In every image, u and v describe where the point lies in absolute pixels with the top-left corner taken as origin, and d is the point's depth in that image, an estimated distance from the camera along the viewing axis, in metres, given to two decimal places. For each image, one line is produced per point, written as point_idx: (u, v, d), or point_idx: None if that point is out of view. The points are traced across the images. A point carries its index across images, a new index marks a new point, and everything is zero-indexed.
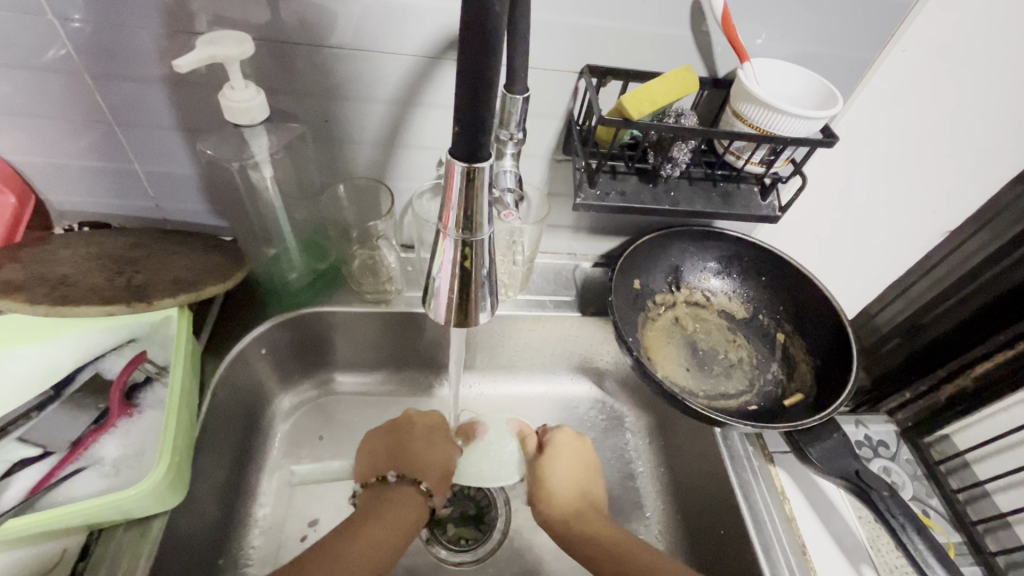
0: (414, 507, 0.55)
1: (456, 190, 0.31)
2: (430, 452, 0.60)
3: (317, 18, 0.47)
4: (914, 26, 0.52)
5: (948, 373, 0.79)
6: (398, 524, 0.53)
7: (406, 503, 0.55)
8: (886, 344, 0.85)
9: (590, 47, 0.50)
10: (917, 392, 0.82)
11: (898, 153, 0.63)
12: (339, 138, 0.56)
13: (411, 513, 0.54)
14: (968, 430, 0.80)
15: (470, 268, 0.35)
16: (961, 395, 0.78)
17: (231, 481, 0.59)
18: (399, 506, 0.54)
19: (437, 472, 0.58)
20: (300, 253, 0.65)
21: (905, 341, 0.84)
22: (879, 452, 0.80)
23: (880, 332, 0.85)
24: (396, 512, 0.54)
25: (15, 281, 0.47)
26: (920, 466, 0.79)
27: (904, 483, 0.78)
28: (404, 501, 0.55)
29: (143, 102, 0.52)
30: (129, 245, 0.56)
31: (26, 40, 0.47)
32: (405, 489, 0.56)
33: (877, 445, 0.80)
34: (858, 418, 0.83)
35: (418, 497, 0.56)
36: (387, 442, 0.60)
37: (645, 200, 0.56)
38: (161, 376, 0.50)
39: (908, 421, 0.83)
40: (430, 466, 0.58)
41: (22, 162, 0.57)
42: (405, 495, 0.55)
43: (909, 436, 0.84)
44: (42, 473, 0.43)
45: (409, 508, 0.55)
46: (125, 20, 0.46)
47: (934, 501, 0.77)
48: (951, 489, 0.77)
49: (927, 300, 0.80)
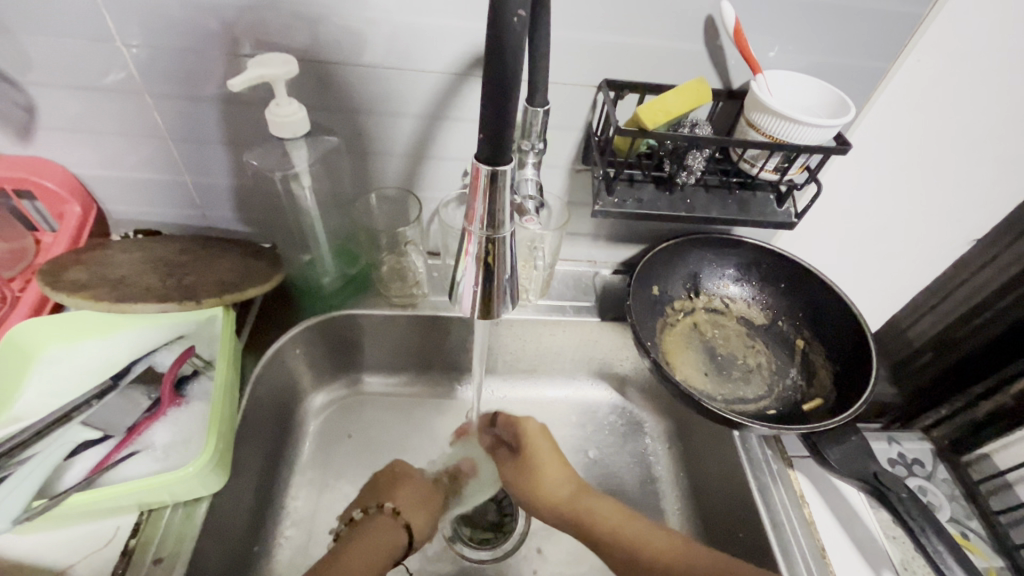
0: (384, 533, 0.54)
1: (481, 191, 0.34)
2: (397, 484, 0.60)
3: (353, 40, 0.51)
4: (926, 36, 0.53)
5: (985, 391, 0.79)
6: (373, 550, 0.52)
7: (377, 528, 0.54)
8: (919, 359, 0.84)
9: (607, 62, 0.53)
10: (953, 408, 0.82)
11: (916, 162, 0.64)
12: (372, 151, 0.60)
13: (381, 538, 0.54)
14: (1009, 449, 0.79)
15: (492, 264, 0.38)
16: (1002, 413, 0.78)
17: (267, 473, 0.62)
18: (370, 534, 0.54)
19: (401, 496, 0.58)
20: (333, 259, 0.68)
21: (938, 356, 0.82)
22: (914, 471, 0.82)
23: (911, 346, 0.84)
24: (367, 540, 0.53)
25: (81, 281, 0.52)
26: (957, 486, 0.81)
27: (941, 503, 0.79)
28: (374, 528, 0.54)
29: (196, 118, 0.57)
30: (178, 251, 0.60)
31: (97, 65, 0.53)
32: (379, 519, 0.55)
33: (912, 464, 0.83)
34: (891, 436, 0.86)
35: (385, 522, 0.55)
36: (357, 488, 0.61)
37: (662, 207, 0.58)
38: (208, 370, 0.54)
39: (944, 439, 0.84)
40: (395, 493, 0.58)
41: (87, 175, 0.63)
42: (371, 523, 0.55)
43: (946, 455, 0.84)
44: (101, 455, 0.47)
45: (379, 537, 0.54)
46: (183, 45, 0.51)
47: (973, 523, 0.78)
48: (992, 511, 0.78)
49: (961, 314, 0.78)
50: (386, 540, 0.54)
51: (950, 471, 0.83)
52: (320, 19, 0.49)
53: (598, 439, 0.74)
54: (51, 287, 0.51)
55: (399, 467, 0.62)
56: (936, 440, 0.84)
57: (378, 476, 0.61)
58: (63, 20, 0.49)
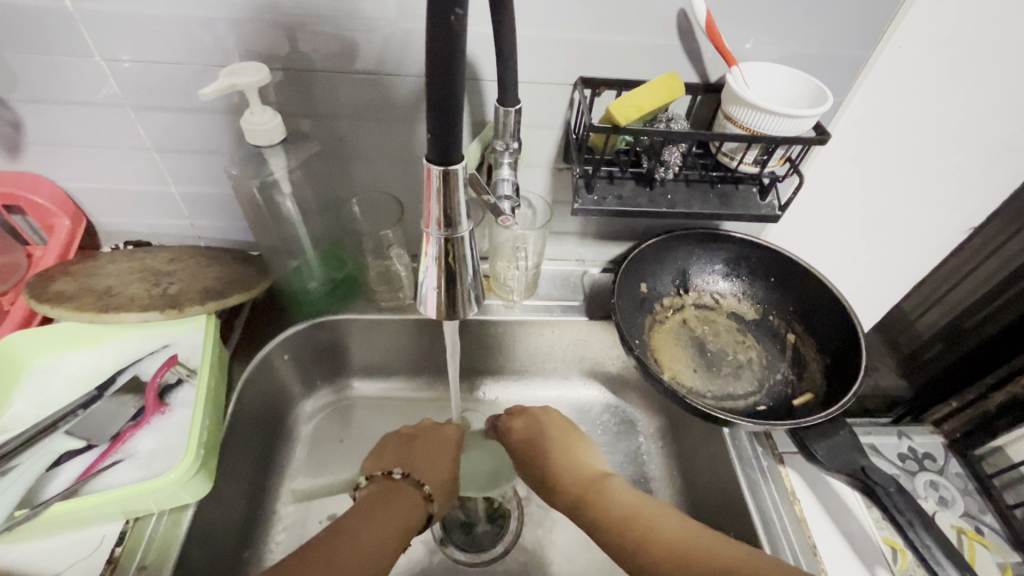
0: (410, 506, 0.53)
1: (434, 193, 0.34)
2: (435, 457, 0.59)
3: (326, 46, 0.51)
4: (907, 21, 0.52)
5: (995, 382, 0.80)
6: (397, 518, 0.51)
7: (406, 501, 0.53)
8: (928, 351, 0.86)
9: (581, 59, 0.53)
10: (964, 402, 0.83)
11: (904, 150, 0.63)
12: (353, 157, 0.61)
13: (411, 514, 0.53)
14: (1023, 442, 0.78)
15: (454, 263, 0.38)
16: (1014, 404, 0.78)
17: (257, 480, 0.62)
18: (393, 503, 0.53)
19: (439, 477, 0.57)
20: (320, 263, 0.67)
21: (947, 349, 0.84)
22: (925, 465, 0.82)
23: (920, 339, 0.86)
24: (397, 508, 0.53)
25: (66, 293, 0.53)
26: (971, 480, 0.81)
27: (954, 498, 0.79)
28: (406, 498, 0.54)
29: (178, 129, 0.58)
30: (165, 260, 0.61)
31: (80, 81, 0.53)
32: (408, 490, 0.54)
33: (923, 458, 0.83)
34: (903, 431, 0.86)
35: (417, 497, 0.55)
36: (396, 447, 0.60)
37: (642, 202, 0.57)
38: (191, 378, 0.54)
39: (957, 432, 0.85)
40: (433, 470, 0.58)
41: (75, 188, 0.63)
42: (406, 491, 0.54)
43: (957, 448, 0.84)
44: (85, 464, 0.47)
45: (408, 508, 0.53)
46: (162, 58, 0.52)
47: (988, 518, 0.77)
48: (1006, 505, 0.77)
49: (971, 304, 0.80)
50: (412, 519, 0.53)
51: (964, 465, 0.82)
52: (295, 26, 0.50)
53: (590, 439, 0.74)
54: (37, 300, 0.52)
55: (440, 438, 0.61)
56: (946, 433, 0.86)
57: (425, 446, 0.60)
58: (45, 38, 0.50)
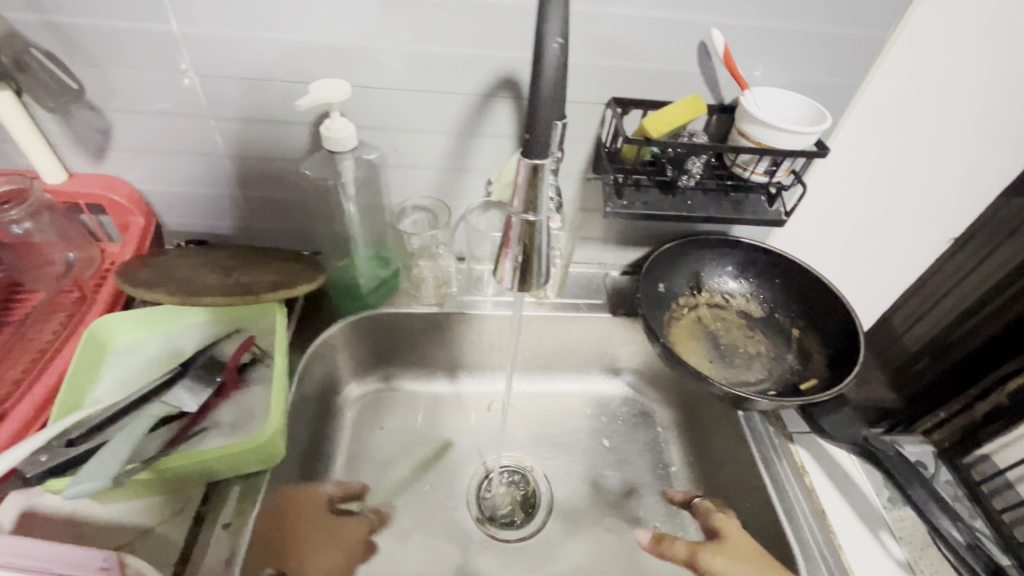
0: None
1: (523, 181, 0.41)
2: (301, 531, 0.62)
3: (394, 66, 0.59)
4: (890, 56, 0.61)
5: (980, 392, 0.87)
6: None
7: None
8: (917, 364, 0.95)
9: (615, 82, 0.61)
10: (950, 412, 0.90)
11: (889, 166, 0.71)
12: (406, 165, 0.68)
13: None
14: (1008, 447, 0.85)
15: (530, 245, 0.44)
16: (997, 411, 0.85)
17: (310, 460, 0.68)
18: None
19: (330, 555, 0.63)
20: (368, 260, 0.73)
21: (933, 361, 0.93)
22: None
23: (909, 352, 0.96)
24: None
25: (151, 280, 0.59)
26: (958, 486, 0.87)
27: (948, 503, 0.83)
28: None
29: (252, 138, 0.64)
30: (232, 256, 0.67)
31: (169, 93, 0.60)
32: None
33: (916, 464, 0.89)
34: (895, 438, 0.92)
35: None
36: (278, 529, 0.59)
37: (666, 207, 0.65)
38: (264, 358, 0.60)
39: (946, 440, 0.91)
40: (319, 551, 0.63)
41: (148, 190, 0.70)
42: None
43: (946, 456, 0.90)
44: (176, 430, 0.53)
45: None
46: (246, 74, 0.59)
47: (980, 523, 0.83)
48: (996, 511, 0.84)
49: (948, 320, 0.90)
50: None
51: (952, 471, 0.89)
52: (369, 49, 0.57)
53: (611, 429, 0.80)
54: (127, 285, 0.58)
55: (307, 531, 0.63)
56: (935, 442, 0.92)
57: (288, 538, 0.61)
58: (146, 55, 0.57)
